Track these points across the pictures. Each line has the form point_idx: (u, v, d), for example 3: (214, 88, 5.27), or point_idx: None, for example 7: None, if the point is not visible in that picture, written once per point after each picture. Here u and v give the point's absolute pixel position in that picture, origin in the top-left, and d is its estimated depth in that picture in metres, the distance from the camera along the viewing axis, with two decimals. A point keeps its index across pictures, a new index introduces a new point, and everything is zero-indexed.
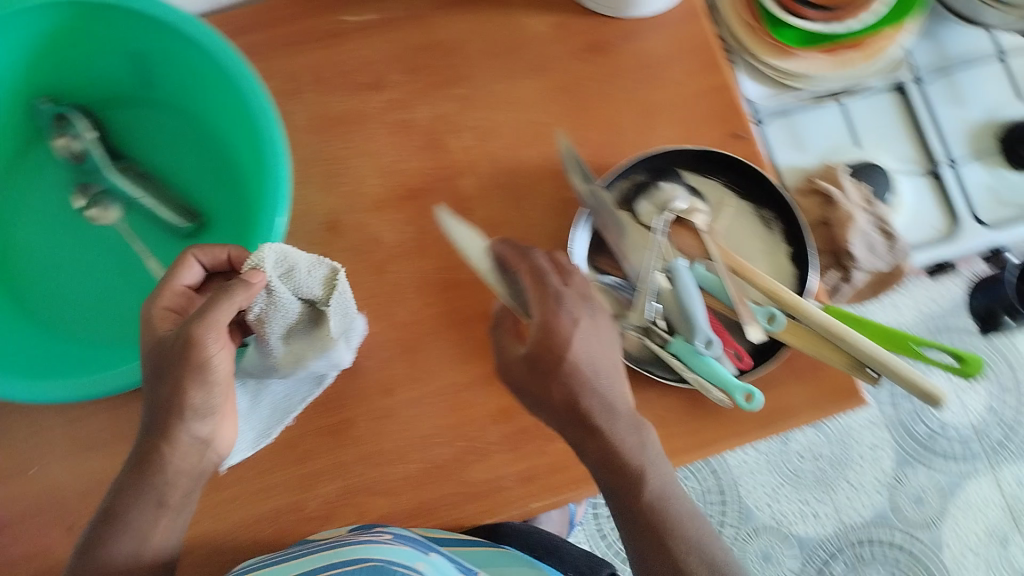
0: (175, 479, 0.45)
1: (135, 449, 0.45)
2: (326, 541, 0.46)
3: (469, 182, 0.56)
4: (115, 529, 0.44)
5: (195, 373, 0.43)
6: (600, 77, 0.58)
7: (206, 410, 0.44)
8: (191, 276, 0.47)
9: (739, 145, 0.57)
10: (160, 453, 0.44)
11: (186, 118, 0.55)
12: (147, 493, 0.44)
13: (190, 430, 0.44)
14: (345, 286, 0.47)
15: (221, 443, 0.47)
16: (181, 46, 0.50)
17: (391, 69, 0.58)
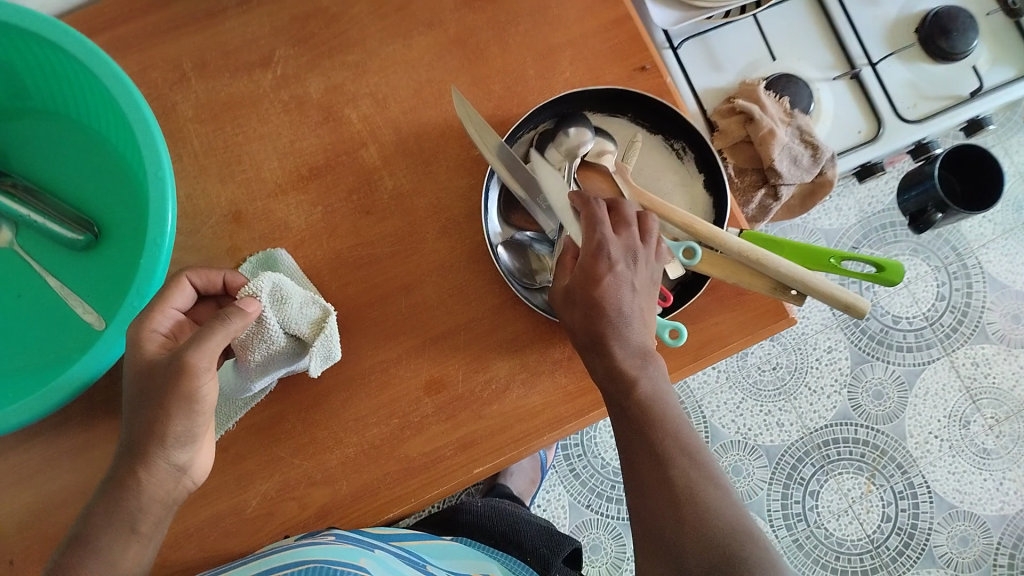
0: (149, 506, 0.43)
1: (111, 474, 0.44)
2: (268, 549, 0.46)
3: (372, 152, 0.54)
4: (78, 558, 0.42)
5: (180, 398, 0.42)
6: (495, 24, 0.56)
7: (189, 437, 0.44)
8: (183, 298, 0.46)
9: (643, 79, 0.56)
10: (138, 478, 0.43)
11: (68, 124, 0.53)
12: (121, 519, 0.43)
13: (171, 456, 0.44)
14: (332, 331, 0.49)
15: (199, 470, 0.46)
16: (48, 53, 0.48)
17: (277, 42, 0.55)
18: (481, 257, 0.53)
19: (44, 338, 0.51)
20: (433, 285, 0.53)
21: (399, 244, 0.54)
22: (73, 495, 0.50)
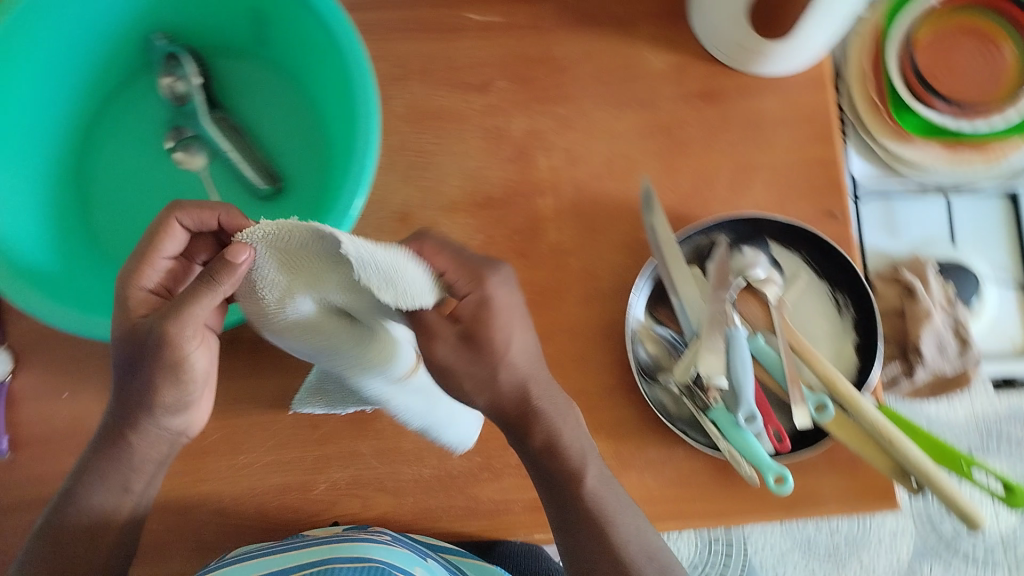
0: (141, 464, 0.45)
1: (99, 434, 0.45)
2: (321, 535, 0.48)
3: (547, 202, 0.56)
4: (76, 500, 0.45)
5: (165, 367, 0.42)
6: (705, 126, 0.57)
7: (178, 404, 0.44)
8: (175, 244, 0.43)
9: (831, 225, 0.56)
10: (127, 439, 0.44)
11: (291, 84, 0.55)
12: (114, 477, 0.45)
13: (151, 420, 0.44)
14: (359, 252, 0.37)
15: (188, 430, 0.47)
16: (305, 17, 0.50)
17: (499, 75, 0.57)
18: (613, 336, 0.53)
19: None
20: (560, 345, 0.53)
21: (541, 294, 0.54)
22: None
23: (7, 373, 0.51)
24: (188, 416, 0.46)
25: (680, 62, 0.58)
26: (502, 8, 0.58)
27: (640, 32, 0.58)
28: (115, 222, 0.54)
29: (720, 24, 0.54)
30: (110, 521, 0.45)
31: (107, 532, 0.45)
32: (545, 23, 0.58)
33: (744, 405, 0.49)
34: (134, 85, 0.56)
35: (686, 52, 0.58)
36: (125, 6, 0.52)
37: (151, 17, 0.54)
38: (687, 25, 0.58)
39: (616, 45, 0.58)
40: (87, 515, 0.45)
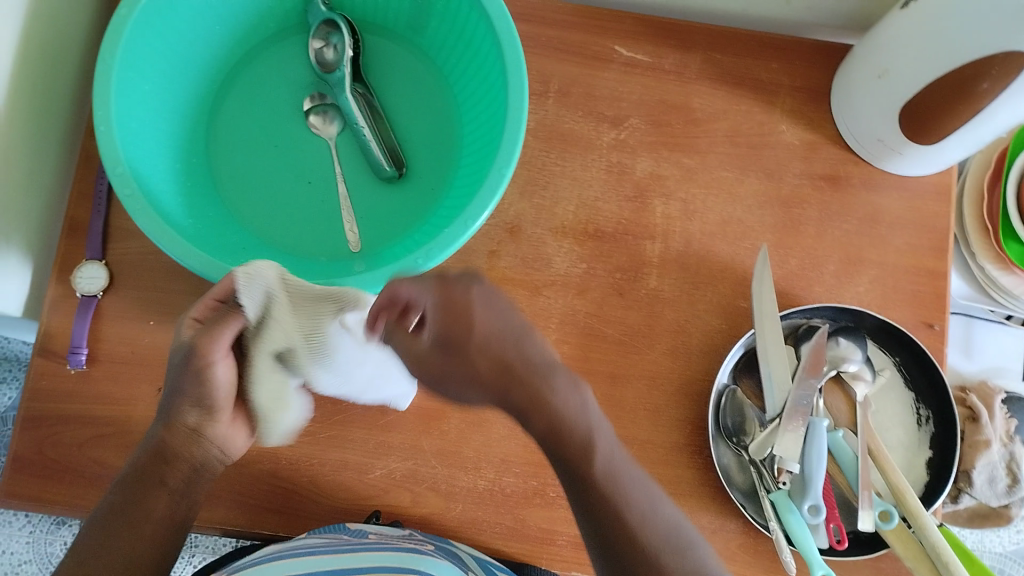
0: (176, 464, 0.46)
1: (155, 438, 0.47)
2: (378, 538, 0.51)
3: (654, 248, 0.55)
4: (136, 483, 0.46)
5: (202, 375, 0.46)
6: (823, 211, 0.56)
7: (215, 403, 0.47)
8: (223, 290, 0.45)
9: (927, 336, 0.55)
10: (166, 446, 0.46)
11: (436, 76, 0.56)
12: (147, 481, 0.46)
13: (184, 417, 0.47)
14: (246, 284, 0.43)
15: (216, 434, 0.47)
16: (474, 19, 0.50)
17: (634, 112, 0.57)
18: (691, 395, 0.53)
19: (307, 229, 0.52)
20: (635, 391, 0.53)
21: (629, 336, 0.54)
22: None
23: (100, 290, 0.52)
24: (223, 426, 0.47)
25: (814, 141, 0.57)
26: (651, 48, 0.57)
27: (779, 104, 0.57)
28: (236, 167, 0.54)
29: (867, 115, 0.53)
30: (166, 483, 0.46)
31: (161, 492, 0.46)
32: (689, 72, 0.57)
33: (808, 495, 0.47)
34: (285, 38, 0.56)
35: (822, 133, 0.57)
36: None
37: None
38: (829, 108, 0.57)
39: (755, 111, 0.57)
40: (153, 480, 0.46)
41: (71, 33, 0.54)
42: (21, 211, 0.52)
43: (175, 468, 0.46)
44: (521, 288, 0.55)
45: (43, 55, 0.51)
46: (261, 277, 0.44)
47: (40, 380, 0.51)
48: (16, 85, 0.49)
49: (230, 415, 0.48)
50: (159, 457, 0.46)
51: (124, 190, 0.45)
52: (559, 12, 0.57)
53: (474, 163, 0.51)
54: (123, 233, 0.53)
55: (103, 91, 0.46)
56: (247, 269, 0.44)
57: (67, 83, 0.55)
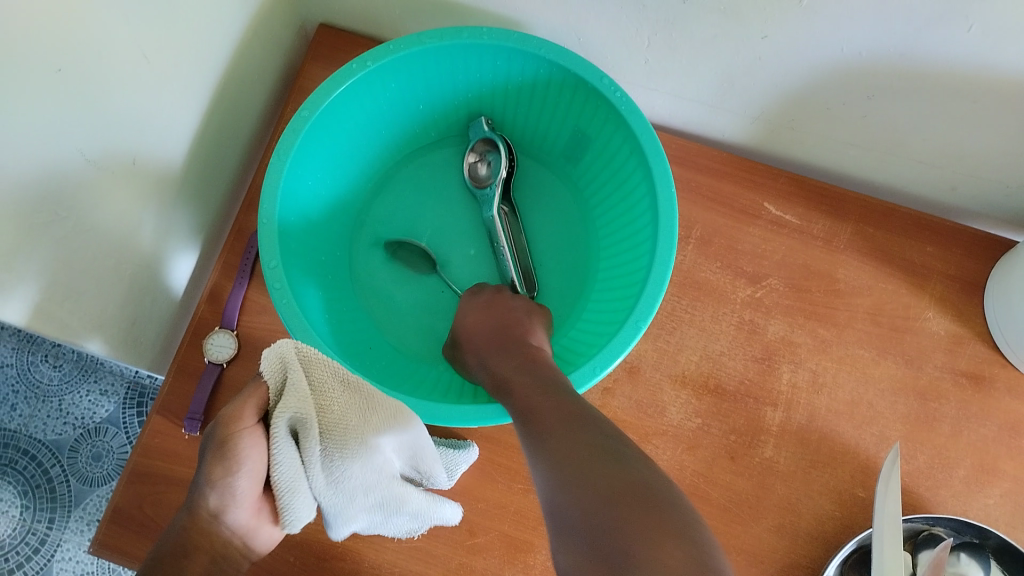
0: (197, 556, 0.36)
1: (171, 530, 0.37)
2: None
3: (775, 416, 0.53)
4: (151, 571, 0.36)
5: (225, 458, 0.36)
6: (961, 410, 0.53)
7: (233, 493, 0.36)
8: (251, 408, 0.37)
9: None
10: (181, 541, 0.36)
11: (579, 206, 0.57)
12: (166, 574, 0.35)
13: (206, 501, 0.36)
14: (283, 364, 0.38)
15: (236, 523, 0.37)
16: (632, 165, 0.51)
17: (775, 273, 0.55)
18: None
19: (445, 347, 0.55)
20: (732, 565, 0.51)
21: (735, 504, 0.52)
22: None
23: (226, 360, 0.54)
24: (243, 510, 0.37)
25: (960, 336, 0.54)
26: (802, 211, 0.56)
27: (928, 289, 0.55)
28: (378, 265, 0.57)
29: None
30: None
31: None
32: (837, 241, 0.56)
33: None
34: (442, 150, 0.59)
35: (970, 328, 0.54)
36: (472, 88, 0.54)
37: (486, 102, 0.56)
38: (981, 303, 0.54)
39: (902, 292, 0.55)
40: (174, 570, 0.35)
41: (245, 112, 0.58)
42: (167, 274, 0.55)
43: (196, 560, 0.36)
44: (632, 432, 0.53)
45: (216, 131, 0.55)
46: (293, 353, 0.39)
47: (153, 437, 0.53)
48: (188, 158, 0.52)
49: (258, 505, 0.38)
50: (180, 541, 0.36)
51: (273, 283, 0.46)
52: (712, 161, 0.57)
53: (608, 305, 0.51)
54: (258, 307, 0.56)
55: (272, 184, 0.48)
56: (272, 362, 0.39)
57: (233, 156, 0.58)
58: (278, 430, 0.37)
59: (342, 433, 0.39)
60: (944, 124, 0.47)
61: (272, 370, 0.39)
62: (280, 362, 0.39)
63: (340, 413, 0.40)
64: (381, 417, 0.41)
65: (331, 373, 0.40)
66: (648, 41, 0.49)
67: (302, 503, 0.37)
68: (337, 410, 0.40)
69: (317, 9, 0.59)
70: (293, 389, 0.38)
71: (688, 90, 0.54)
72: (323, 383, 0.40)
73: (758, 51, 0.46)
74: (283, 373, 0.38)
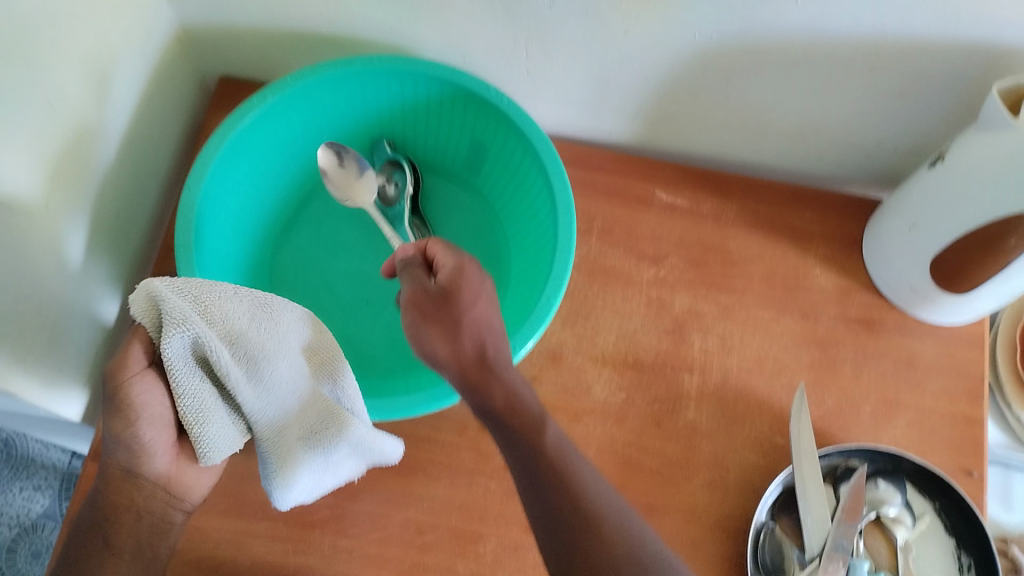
0: (119, 515, 0.42)
1: (93, 495, 0.43)
2: None
3: (693, 381, 0.57)
4: (86, 536, 0.42)
5: (125, 413, 0.41)
6: (859, 353, 0.57)
7: (146, 443, 0.42)
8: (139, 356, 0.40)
9: (967, 484, 0.54)
10: (102, 501, 0.42)
11: (486, 210, 0.61)
12: (92, 541, 0.42)
13: (119, 459, 0.42)
14: (157, 301, 0.38)
15: (155, 473, 0.43)
16: (524, 162, 0.55)
17: (673, 252, 0.60)
18: (730, 532, 0.52)
19: (375, 358, 0.57)
20: (673, 526, 0.53)
21: (668, 467, 0.54)
22: None
23: None
24: (160, 460, 0.43)
25: (847, 287, 0.59)
26: (689, 194, 0.62)
27: (812, 249, 0.60)
28: (297, 289, 0.58)
29: (899, 267, 0.55)
30: (112, 543, 0.42)
31: (111, 554, 0.42)
32: (725, 217, 0.61)
33: None
34: None
35: (855, 279, 0.59)
36: (370, 113, 0.59)
37: (386, 126, 0.60)
38: (861, 255, 0.60)
39: (790, 255, 0.60)
40: (103, 535, 0.42)
41: (156, 160, 0.60)
42: (93, 323, 0.56)
43: (122, 520, 0.42)
44: (562, 414, 0.55)
45: (129, 179, 0.57)
46: (162, 285, 0.38)
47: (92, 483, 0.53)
48: (102, 203, 0.54)
49: (173, 449, 0.44)
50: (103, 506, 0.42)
51: None
52: (603, 160, 0.63)
53: (522, 292, 0.55)
54: None
55: (187, 215, 0.50)
56: (144, 299, 0.38)
57: (148, 203, 0.61)
58: (178, 364, 0.38)
59: (250, 343, 0.40)
60: (796, 94, 0.53)
61: (148, 308, 0.38)
62: (150, 297, 0.38)
63: (237, 318, 0.40)
64: (281, 309, 0.43)
65: (212, 287, 0.40)
66: (526, 51, 0.54)
67: (219, 430, 0.41)
68: (235, 318, 0.40)
69: (217, 60, 0.63)
70: (180, 313, 0.38)
71: (570, 96, 0.59)
72: (214, 298, 0.40)
73: (622, 46, 0.52)
74: (160, 308, 0.38)
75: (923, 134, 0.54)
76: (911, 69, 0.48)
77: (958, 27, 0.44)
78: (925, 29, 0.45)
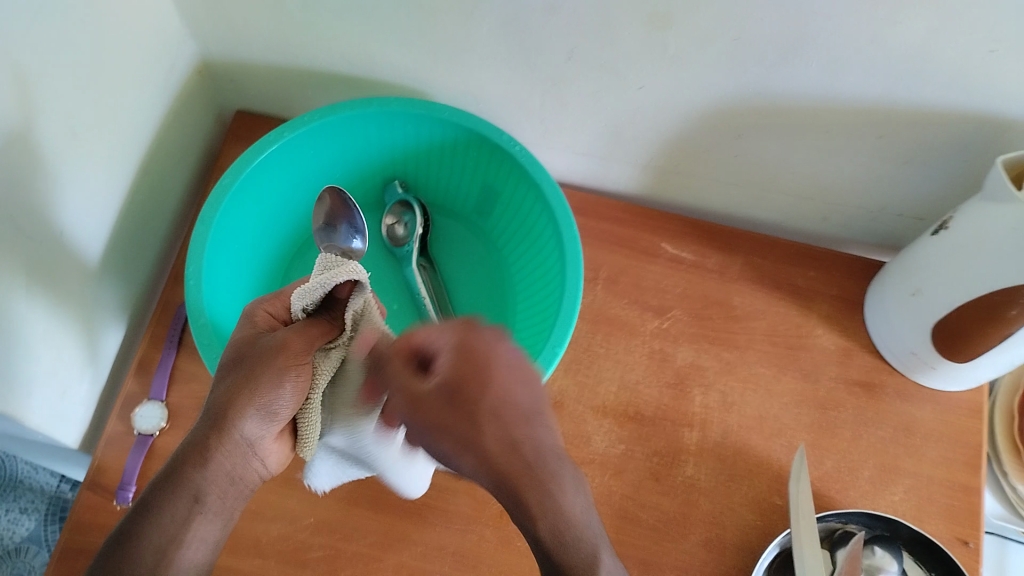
0: (213, 477, 0.41)
1: (192, 439, 0.41)
2: None
3: (693, 437, 0.56)
4: (170, 488, 0.40)
5: (276, 373, 0.42)
6: (859, 416, 0.57)
7: (279, 407, 0.42)
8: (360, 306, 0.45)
9: (964, 554, 0.54)
10: (208, 458, 0.41)
11: (493, 255, 0.61)
12: (184, 492, 0.40)
13: (246, 420, 0.42)
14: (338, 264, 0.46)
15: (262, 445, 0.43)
16: (535, 209, 0.56)
17: (678, 305, 0.60)
18: None
19: None
20: None
21: (664, 523, 0.54)
22: (279, 521, 0.53)
23: (156, 429, 0.54)
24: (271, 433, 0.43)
25: (848, 348, 0.59)
26: (695, 248, 0.62)
27: (816, 309, 0.60)
28: None
29: (902, 332, 0.55)
30: (201, 502, 0.40)
31: (198, 513, 0.40)
32: (730, 272, 0.61)
33: None
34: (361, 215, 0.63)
35: (857, 341, 0.59)
36: (384, 153, 0.59)
37: (399, 167, 0.61)
38: (863, 317, 0.60)
39: (792, 314, 0.60)
40: (193, 492, 0.40)
41: (169, 189, 0.61)
42: (95, 349, 0.56)
43: (216, 482, 0.41)
44: None
45: (141, 208, 0.57)
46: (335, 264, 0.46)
47: (83, 513, 0.52)
48: (114, 230, 0.54)
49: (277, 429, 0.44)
50: (201, 464, 0.40)
51: (203, 338, 0.48)
52: (612, 210, 0.63)
53: (526, 339, 0.55)
54: (188, 374, 0.56)
55: (197, 247, 0.50)
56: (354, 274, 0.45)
57: (159, 230, 0.61)
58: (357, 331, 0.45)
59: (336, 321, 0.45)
60: (807, 157, 0.54)
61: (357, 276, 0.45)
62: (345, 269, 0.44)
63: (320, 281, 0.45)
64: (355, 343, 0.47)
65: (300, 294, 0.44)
66: (541, 100, 0.55)
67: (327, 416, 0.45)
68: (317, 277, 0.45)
69: (234, 93, 0.63)
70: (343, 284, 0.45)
71: (582, 145, 0.59)
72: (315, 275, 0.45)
73: (635, 100, 0.52)
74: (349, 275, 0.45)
75: (929, 202, 0.55)
76: (920, 139, 0.49)
77: (965, 101, 0.45)
78: (937, 100, 0.46)
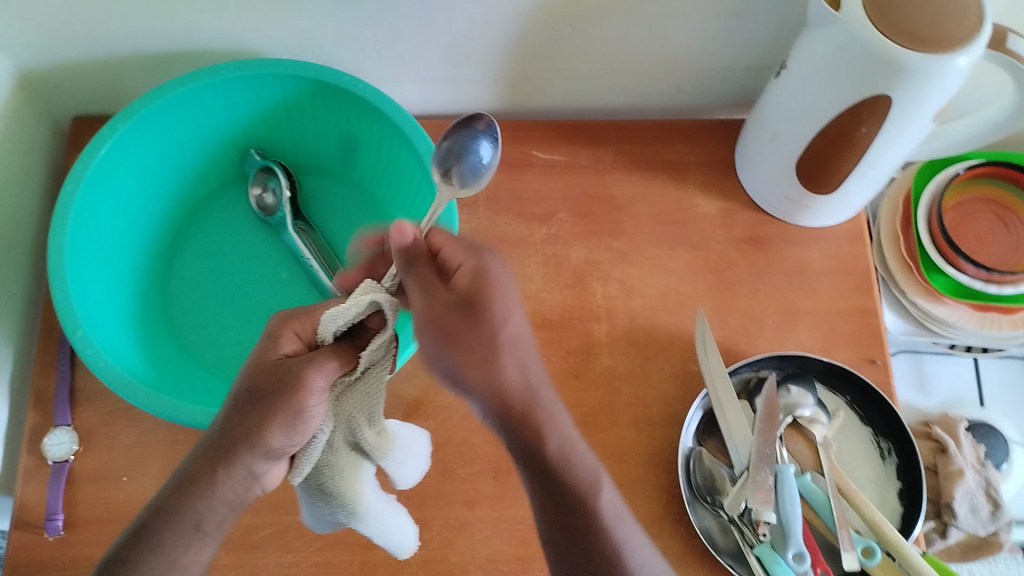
0: (216, 506, 0.39)
1: (191, 463, 0.40)
2: None
3: (602, 328, 0.58)
4: (171, 515, 0.39)
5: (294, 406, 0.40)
6: (752, 270, 0.59)
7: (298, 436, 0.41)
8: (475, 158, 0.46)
9: (872, 371, 0.57)
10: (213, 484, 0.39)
11: (369, 200, 0.61)
12: (186, 518, 0.39)
13: (255, 454, 0.40)
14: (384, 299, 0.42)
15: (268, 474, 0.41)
16: (393, 142, 0.55)
17: (562, 208, 0.61)
18: (663, 464, 0.54)
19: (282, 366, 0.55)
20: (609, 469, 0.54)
21: (593, 415, 0.55)
22: None
23: (71, 454, 0.53)
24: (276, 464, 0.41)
25: (730, 209, 0.61)
26: (565, 149, 0.62)
27: (692, 180, 0.62)
28: (191, 314, 0.57)
29: (773, 180, 0.57)
30: (201, 529, 0.39)
31: (196, 540, 0.39)
32: (604, 165, 0.62)
33: (792, 543, 0.47)
34: (228, 192, 0.61)
35: (736, 200, 0.61)
36: (232, 123, 0.58)
37: (253, 134, 0.60)
38: (738, 177, 0.61)
39: (670, 191, 0.62)
40: (193, 521, 0.39)
41: (22, 213, 0.58)
42: None
43: (216, 508, 0.39)
44: None
45: None
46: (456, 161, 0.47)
47: (18, 555, 0.50)
48: None
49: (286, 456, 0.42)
50: (203, 492, 0.39)
51: (84, 347, 0.47)
52: None
53: None
54: (90, 394, 0.55)
55: (56, 259, 0.49)
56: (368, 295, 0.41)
57: (21, 259, 0.58)
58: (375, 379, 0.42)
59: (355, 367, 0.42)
60: (645, 31, 0.54)
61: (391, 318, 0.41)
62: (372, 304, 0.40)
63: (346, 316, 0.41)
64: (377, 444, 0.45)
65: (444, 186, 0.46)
66: (374, 34, 0.54)
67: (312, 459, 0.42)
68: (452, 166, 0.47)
69: (65, 100, 0.60)
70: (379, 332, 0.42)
71: (429, 73, 0.59)
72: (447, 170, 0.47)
73: (466, 13, 0.52)
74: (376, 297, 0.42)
75: (769, 49, 0.56)
76: None
77: None
78: None
